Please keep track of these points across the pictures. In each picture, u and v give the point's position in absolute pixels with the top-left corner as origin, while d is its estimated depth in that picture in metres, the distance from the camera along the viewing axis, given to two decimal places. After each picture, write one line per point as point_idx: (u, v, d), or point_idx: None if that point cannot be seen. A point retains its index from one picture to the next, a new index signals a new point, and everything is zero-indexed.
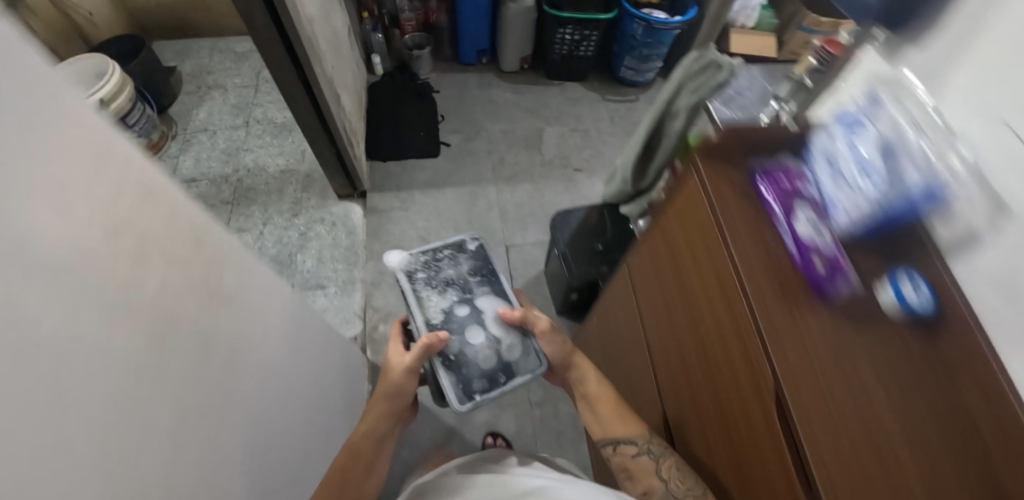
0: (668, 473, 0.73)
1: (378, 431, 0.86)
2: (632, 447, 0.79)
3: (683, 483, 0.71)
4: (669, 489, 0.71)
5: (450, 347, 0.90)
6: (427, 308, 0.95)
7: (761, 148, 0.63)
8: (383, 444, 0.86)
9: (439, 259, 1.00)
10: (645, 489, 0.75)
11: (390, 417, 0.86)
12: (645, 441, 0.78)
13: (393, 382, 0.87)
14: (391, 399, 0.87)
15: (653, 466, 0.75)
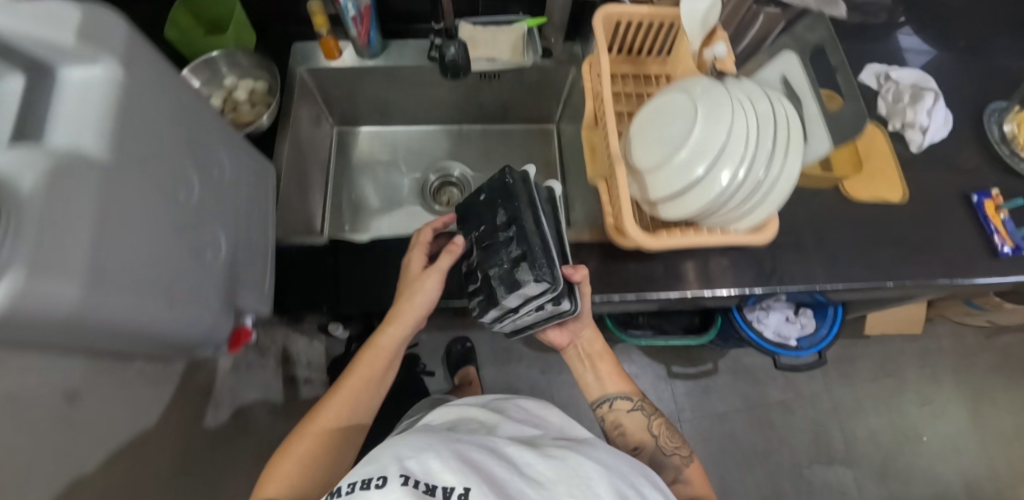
0: (660, 434, 0.82)
1: (339, 414, 0.67)
2: (626, 401, 0.84)
3: (676, 446, 0.81)
4: (656, 450, 0.80)
5: (514, 243, 0.60)
6: (492, 262, 0.61)
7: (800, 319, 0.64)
8: (352, 422, 0.68)
9: (507, 220, 0.61)
10: (638, 445, 0.81)
11: (406, 331, 0.69)
12: (638, 398, 0.84)
13: (423, 298, 0.68)
14: (398, 338, 0.70)
15: (649, 428, 0.82)
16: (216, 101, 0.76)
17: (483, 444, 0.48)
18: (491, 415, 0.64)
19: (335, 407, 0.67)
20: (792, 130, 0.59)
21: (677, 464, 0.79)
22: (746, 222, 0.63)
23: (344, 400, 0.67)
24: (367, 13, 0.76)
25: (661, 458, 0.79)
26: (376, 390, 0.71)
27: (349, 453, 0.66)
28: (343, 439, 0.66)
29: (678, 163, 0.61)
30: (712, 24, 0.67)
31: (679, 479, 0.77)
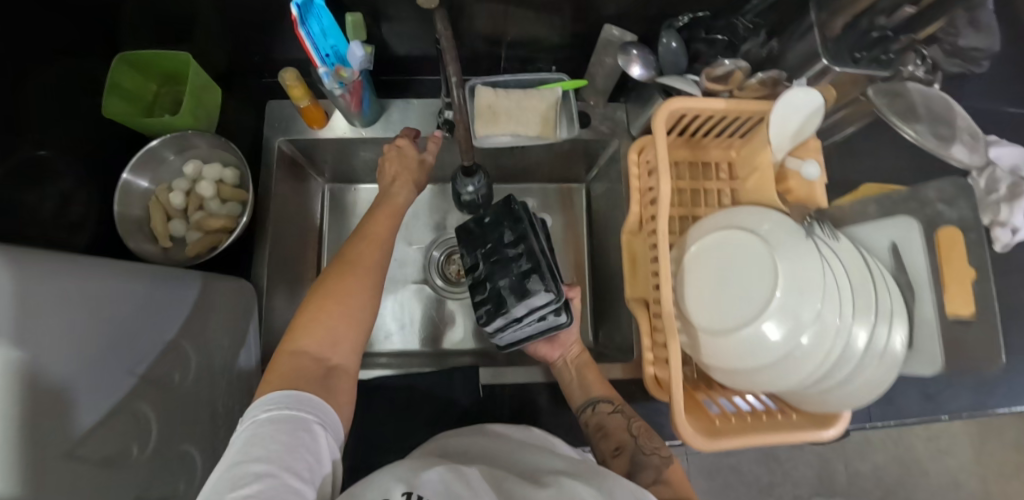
0: (641, 434, 0.56)
1: (315, 337, 0.43)
2: (607, 405, 0.58)
3: (657, 446, 0.54)
4: (637, 450, 0.54)
5: (524, 258, 0.58)
6: (500, 272, 0.58)
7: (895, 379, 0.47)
8: (327, 338, 0.43)
9: (516, 216, 0.60)
10: (619, 447, 0.54)
11: (377, 267, 0.49)
12: (621, 401, 0.58)
13: (384, 226, 0.53)
14: (377, 252, 0.50)
15: (627, 428, 0.56)
16: (177, 202, 0.60)
17: (486, 475, 0.41)
18: (490, 449, 0.49)
19: (312, 335, 0.43)
20: (896, 319, 0.46)
21: (658, 464, 0.52)
22: (832, 402, 0.49)
23: (320, 326, 0.43)
24: (361, 85, 0.59)
25: (640, 460, 0.53)
26: (354, 315, 0.45)
27: (348, 355, 0.44)
28: (328, 372, 0.42)
29: (749, 336, 0.50)
30: (806, 137, 0.54)
31: (660, 479, 0.50)
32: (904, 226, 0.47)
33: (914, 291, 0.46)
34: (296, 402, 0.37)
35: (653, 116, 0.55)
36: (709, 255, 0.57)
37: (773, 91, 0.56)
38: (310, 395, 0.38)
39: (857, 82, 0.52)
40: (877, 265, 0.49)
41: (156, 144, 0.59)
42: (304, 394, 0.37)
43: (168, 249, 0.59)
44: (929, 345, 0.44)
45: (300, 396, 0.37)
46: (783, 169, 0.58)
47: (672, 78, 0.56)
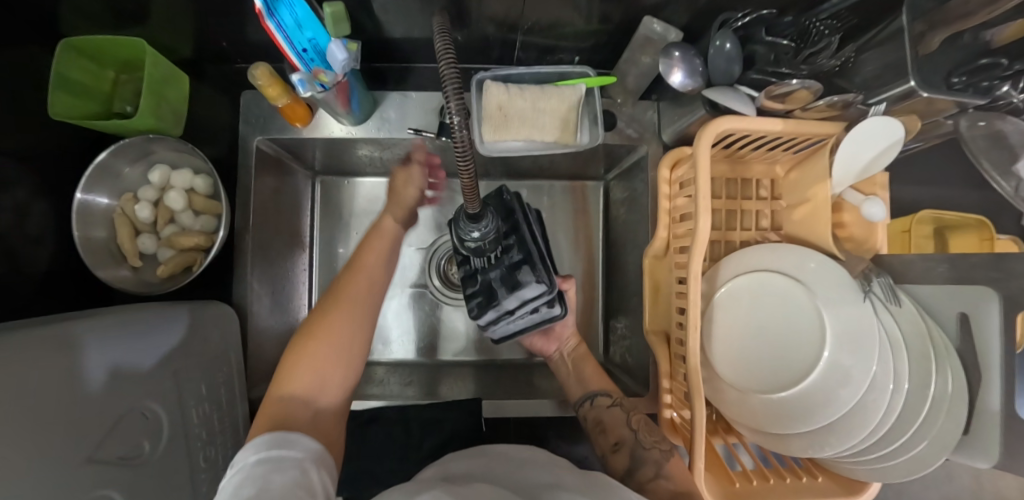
0: (641, 428, 0.52)
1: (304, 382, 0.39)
2: (605, 399, 0.56)
3: (657, 440, 0.51)
4: (637, 445, 0.51)
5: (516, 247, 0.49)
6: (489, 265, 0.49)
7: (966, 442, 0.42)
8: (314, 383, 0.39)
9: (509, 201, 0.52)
10: (617, 442, 0.51)
11: (369, 302, 0.46)
12: (618, 393, 0.56)
13: (375, 255, 0.49)
14: (366, 280, 0.46)
15: (625, 422, 0.53)
16: (144, 216, 0.55)
17: (494, 487, 0.35)
18: (495, 467, 0.41)
19: (295, 377, 0.39)
20: (956, 399, 0.42)
21: (658, 458, 0.49)
22: (871, 473, 0.45)
23: (309, 364, 0.40)
24: (348, 84, 0.51)
25: (642, 456, 0.49)
26: (346, 347, 0.42)
27: (334, 391, 0.41)
28: (315, 414, 0.38)
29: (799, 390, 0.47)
30: (873, 174, 0.48)
31: (662, 474, 0.47)
32: (982, 296, 0.41)
33: (981, 373, 0.41)
34: (281, 442, 0.31)
35: (697, 138, 0.48)
36: (742, 299, 0.52)
37: (843, 112, 0.47)
38: (295, 435, 0.33)
39: (943, 109, 0.42)
40: (940, 336, 0.44)
41: (110, 155, 0.51)
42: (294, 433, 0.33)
43: (139, 267, 0.55)
44: (990, 435, 0.40)
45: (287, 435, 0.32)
46: (839, 201, 0.52)
47: (720, 89, 0.47)
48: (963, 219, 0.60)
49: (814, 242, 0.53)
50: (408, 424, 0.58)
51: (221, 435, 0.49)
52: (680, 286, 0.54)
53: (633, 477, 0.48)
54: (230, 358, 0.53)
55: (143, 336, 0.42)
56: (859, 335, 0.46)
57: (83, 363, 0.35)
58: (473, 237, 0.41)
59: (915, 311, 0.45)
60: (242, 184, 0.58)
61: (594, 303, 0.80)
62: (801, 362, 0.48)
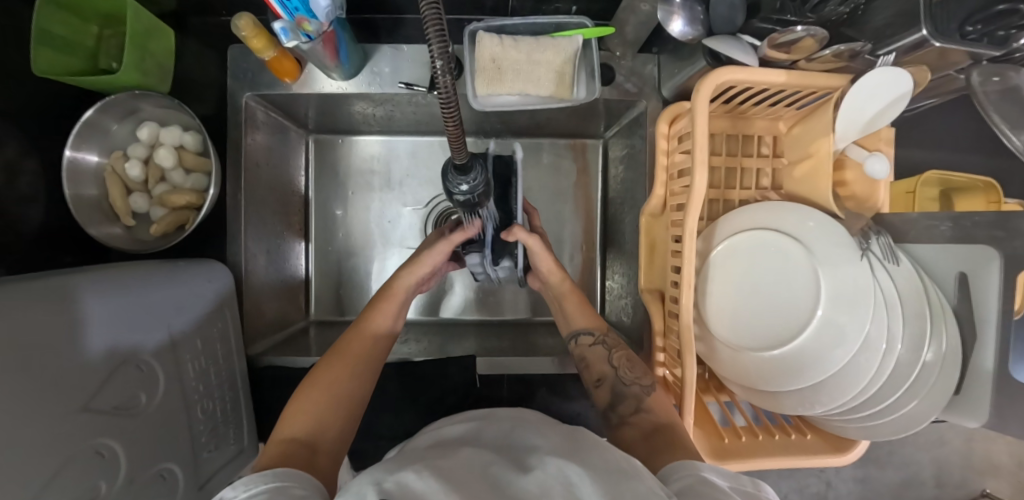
0: (621, 365, 0.53)
1: (319, 400, 0.42)
2: (587, 338, 0.57)
3: (638, 375, 0.51)
4: (619, 381, 0.51)
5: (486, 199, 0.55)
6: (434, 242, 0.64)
7: (963, 404, 0.42)
8: (326, 409, 0.41)
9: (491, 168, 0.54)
10: (599, 378, 0.53)
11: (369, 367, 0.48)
12: (603, 332, 0.57)
13: (383, 318, 0.54)
14: (372, 358, 0.49)
15: (607, 360, 0.54)
16: (135, 175, 0.54)
17: (479, 455, 0.35)
18: (492, 430, 0.42)
19: (298, 419, 0.40)
20: (948, 361, 0.42)
21: (638, 392, 0.49)
22: (858, 431, 0.46)
23: (316, 403, 0.42)
24: (333, 35, 0.49)
25: (621, 390, 0.50)
26: (362, 371, 0.47)
27: (333, 430, 0.41)
28: (315, 452, 0.38)
29: (785, 347, 0.47)
30: (877, 129, 0.46)
31: (642, 408, 0.47)
32: (983, 254, 0.40)
33: (977, 331, 0.41)
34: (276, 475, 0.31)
35: (695, 89, 0.46)
36: (737, 260, 0.51)
37: (850, 62, 0.44)
38: (293, 468, 0.33)
39: (957, 61, 0.41)
40: (936, 296, 0.43)
41: (97, 112, 0.50)
42: (291, 468, 0.33)
43: (132, 226, 0.55)
44: (981, 394, 0.40)
45: (283, 470, 0.32)
46: (842, 158, 0.51)
47: (720, 38, 0.45)
48: (970, 181, 0.58)
49: (814, 201, 0.51)
50: (404, 379, 0.60)
51: (219, 389, 0.50)
52: (676, 245, 0.53)
53: (614, 410, 0.49)
54: (226, 314, 0.54)
55: (137, 294, 0.43)
56: (854, 294, 0.46)
57: (72, 319, 0.35)
58: (461, 192, 0.40)
59: (913, 270, 0.44)
60: (232, 140, 0.57)
61: (591, 264, 0.80)
62: (794, 323, 0.48)
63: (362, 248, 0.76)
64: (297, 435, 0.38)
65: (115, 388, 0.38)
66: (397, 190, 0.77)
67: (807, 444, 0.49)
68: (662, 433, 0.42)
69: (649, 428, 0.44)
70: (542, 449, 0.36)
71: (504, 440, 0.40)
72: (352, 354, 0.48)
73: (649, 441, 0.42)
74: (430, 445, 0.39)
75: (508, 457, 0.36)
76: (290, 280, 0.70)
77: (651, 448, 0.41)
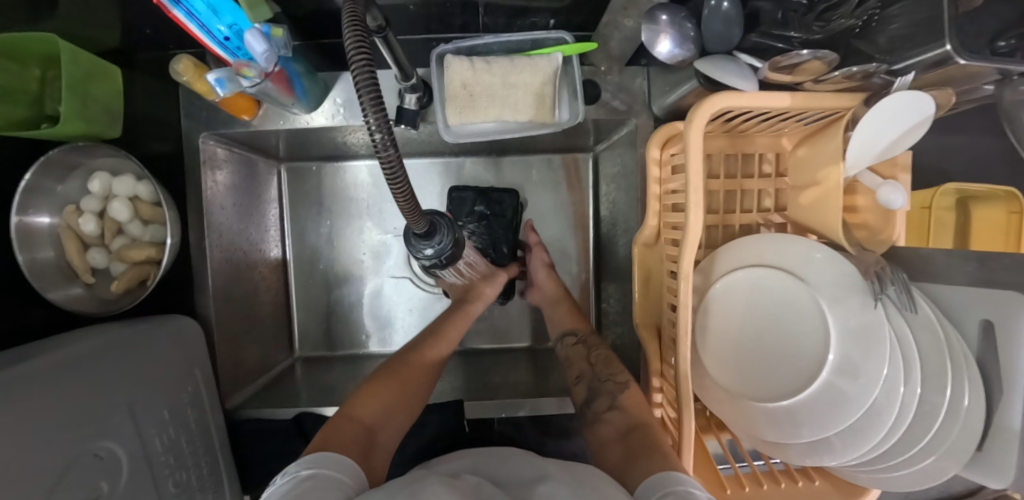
0: (600, 362, 0.53)
1: (386, 407, 0.43)
2: (572, 338, 0.59)
3: (614, 373, 0.51)
4: (595, 378, 0.52)
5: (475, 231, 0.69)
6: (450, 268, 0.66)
7: (988, 464, 0.38)
8: (388, 416, 0.43)
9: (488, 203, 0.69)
10: (579, 375, 0.54)
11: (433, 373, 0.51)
12: (585, 333, 0.59)
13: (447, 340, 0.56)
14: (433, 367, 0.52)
15: (587, 357, 0.55)
16: (90, 230, 0.51)
17: (479, 483, 0.33)
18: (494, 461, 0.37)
19: (369, 406, 0.43)
20: (972, 420, 0.38)
21: (612, 390, 0.49)
22: (873, 483, 0.43)
23: (386, 398, 0.44)
24: (281, 73, 0.44)
25: (595, 387, 0.50)
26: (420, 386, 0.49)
27: (389, 431, 0.42)
28: (370, 445, 0.39)
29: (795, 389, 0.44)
30: (894, 154, 0.41)
31: (616, 405, 0.47)
32: (1011, 303, 0.35)
33: (1004, 387, 0.37)
34: (330, 462, 0.33)
35: (687, 116, 0.40)
36: (739, 296, 0.47)
37: (863, 83, 0.40)
38: (341, 455, 0.34)
39: (983, 78, 0.36)
40: (960, 345, 0.39)
41: (34, 176, 0.46)
42: (341, 458, 0.34)
43: (93, 283, 0.52)
44: (1007, 454, 0.36)
45: (332, 456, 0.34)
46: (853, 182, 0.46)
47: (714, 60, 0.40)
48: (988, 190, 0.52)
49: (822, 231, 0.47)
50: None
51: (193, 457, 0.49)
52: (671, 281, 0.49)
53: (589, 407, 0.49)
54: (196, 375, 0.52)
55: (91, 374, 0.40)
56: (869, 340, 0.42)
57: (18, 420, 0.33)
58: (426, 255, 0.37)
59: (933, 316, 0.40)
60: (192, 185, 0.54)
61: (587, 283, 0.76)
62: (800, 366, 0.45)
63: (346, 277, 0.73)
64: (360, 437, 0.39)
65: (75, 481, 0.36)
66: (378, 215, 0.73)
67: (818, 497, 0.45)
68: (636, 434, 0.42)
69: (624, 427, 0.44)
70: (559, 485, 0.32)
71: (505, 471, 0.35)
72: (416, 373, 0.49)
73: (625, 442, 0.42)
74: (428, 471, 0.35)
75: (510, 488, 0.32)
76: (269, 318, 0.67)
77: (628, 450, 0.40)
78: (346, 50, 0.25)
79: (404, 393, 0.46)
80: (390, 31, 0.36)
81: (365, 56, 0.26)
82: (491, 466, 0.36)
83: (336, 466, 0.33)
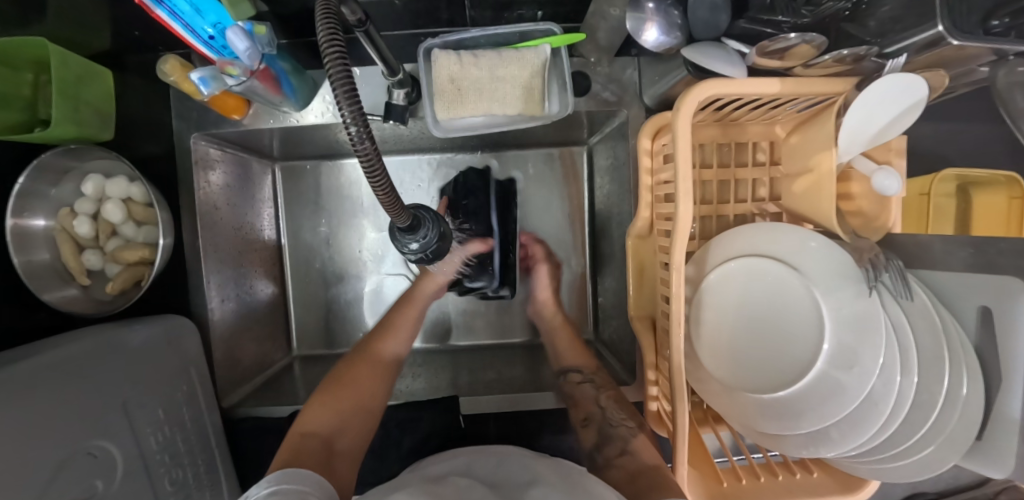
0: (610, 405, 0.52)
1: (336, 418, 0.44)
2: (577, 375, 0.58)
3: (625, 417, 0.50)
4: (607, 421, 0.51)
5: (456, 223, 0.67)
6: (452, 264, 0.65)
7: (990, 454, 0.37)
8: (341, 428, 0.44)
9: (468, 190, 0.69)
10: (586, 417, 0.52)
11: (385, 373, 0.53)
12: (592, 370, 0.58)
13: (399, 336, 0.58)
14: (385, 374, 0.53)
15: (595, 399, 0.54)
16: (84, 232, 0.51)
17: (471, 484, 0.34)
18: (484, 462, 0.39)
19: (324, 418, 0.44)
20: (971, 406, 0.37)
21: (625, 434, 0.48)
22: (871, 472, 0.42)
23: (340, 406, 0.46)
24: (268, 72, 0.44)
25: (608, 431, 0.49)
26: (374, 392, 0.50)
27: (350, 439, 0.44)
28: (331, 454, 0.40)
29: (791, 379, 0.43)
30: (887, 139, 0.41)
31: (628, 450, 0.46)
32: (1008, 288, 0.35)
33: (1004, 373, 0.36)
34: (292, 477, 0.33)
35: (676, 104, 0.40)
36: (733, 286, 0.47)
37: (855, 66, 0.39)
38: (304, 469, 0.35)
39: (977, 58, 0.35)
40: (957, 332, 0.38)
41: (28, 179, 0.47)
42: (304, 471, 0.34)
43: (89, 285, 0.52)
44: (1006, 443, 0.36)
45: (295, 471, 0.34)
46: (848, 169, 0.45)
47: (701, 47, 0.40)
48: (991, 176, 0.51)
49: (817, 220, 0.46)
50: (386, 424, 0.58)
51: (189, 454, 0.49)
52: (665, 273, 0.49)
53: (601, 452, 0.48)
54: (192, 375, 0.52)
55: (87, 373, 0.41)
56: (864, 328, 0.41)
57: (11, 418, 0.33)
58: (412, 250, 0.36)
59: (930, 303, 0.40)
60: (185, 186, 0.54)
61: (584, 277, 0.76)
62: (796, 357, 0.44)
63: (342, 275, 0.73)
64: (317, 449, 0.40)
65: (70, 478, 0.36)
66: (372, 214, 0.73)
67: (817, 490, 0.45)
68: (645, 476, 0.41)
69: (634, 469, 0.42)
70: (538, 483, 0.33)
71: (492, 471, 0.37)
72: (360, 368, 0.51)
73: (636, 483, 0.40)
74: (421, 476, 0.37)
75: (497, 489, 0.34)
76: (266, 317, 0.67)
77: (639, 488, 0.39)
78: (319, 44, 0.25)
79: (354, 401, 0.47)
80: (371, 26, 0.35)
81: (339, 52, 0.25)
82: (479, 465, 0.38)
83: (298, 478, 0.33)
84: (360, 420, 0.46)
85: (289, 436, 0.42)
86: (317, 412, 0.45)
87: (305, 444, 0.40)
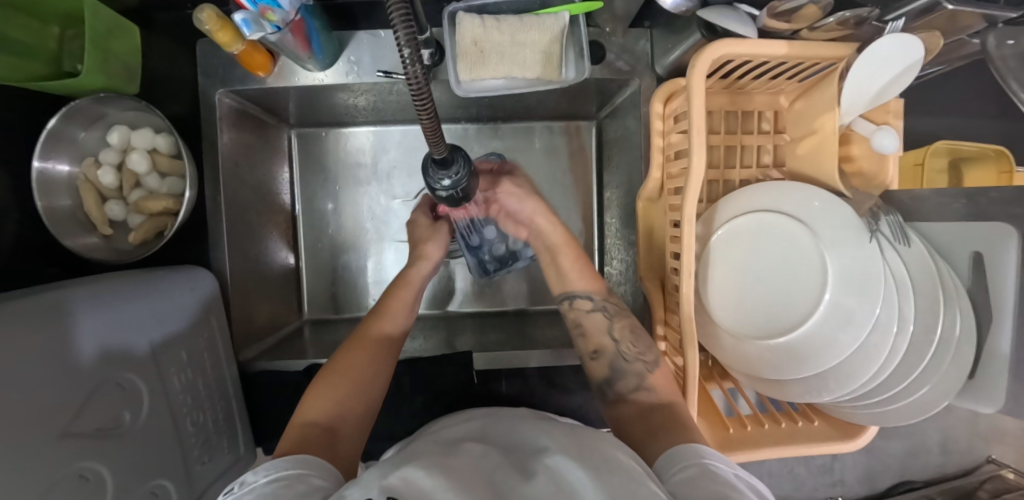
0: (623, 337, 0.49)
1: (341, 403, 0.40)
2: (586, 302, 0.52)
3: (641, 350, 0.47)
4: (618, 355, 0.48)
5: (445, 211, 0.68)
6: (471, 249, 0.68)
7: (983, 390, 0.40)
8: (347, 411, 0.40)
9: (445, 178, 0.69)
10: (597, 349, 0.50)
11: (390, 345, 0.48)
12: (603, 296, 0.52)
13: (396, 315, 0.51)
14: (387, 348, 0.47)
15: (607, 329, 0.50)
16: (109, 181, 0.52)
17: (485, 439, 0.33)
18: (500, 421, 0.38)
19: (326, 403, 0.40)
20: (963, 346, 0.40)
21: (641, 370, 0.46)
22: (868, 418, 0.45)
23: (343, 390, 0.41)
24: (301, 25, 0.45)
25: (620, 366, 0.47)
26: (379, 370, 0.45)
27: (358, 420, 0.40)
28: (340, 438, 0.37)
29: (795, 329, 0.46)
30: (885, 101, 0.44)
31: (643, 385, 0.45)
32: (999, 233, 0.37)
33: (993, 314, 0.39)
34: (299, 463, 0.31)
35: (691, 64, 0.42)
36: (740, 243, 0.49)
37: (855, 31, 0.42)
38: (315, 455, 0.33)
39: (969, 24, 0.39)
40: (951, 278, 0.41)
41: (59, 122, 0.48)
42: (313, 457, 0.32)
43: (111, 235, 0.53)
44: (997, 376, 0.38)
45: (302, 458, 0.32)
46: (848, 132, 0.48)
47: (716, 9, 0.42)
48: (980, 151, 0.55)
49: (821, 180, 0.49)
50: (400, 380, 0.59)
51: (209, 400, 0.50)
52: (675, 230, 0.51)
53: (611, 386, 0.47)
54: (212, 324, 0.53)
55: (119, 311, 0.41)
56: (864, 278, 0.44)
57: (53, 343, 0.34)
58: (443, 187, 0.38)
59: (926, 250, 0.43)
60: (208, 142, 0.55)
61: (589, 248, 0.78)
62: (800, 308, 0.47)
63: (353, 242, 0.74)
64: (324, 435, 0.36)
65: (105, 408, 0.37)
66: (385, 181, 0.74)
67: (819, 435, 0.47)
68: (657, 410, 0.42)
69: (648, 406, 0.43)
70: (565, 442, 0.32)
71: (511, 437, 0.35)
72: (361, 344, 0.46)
73: (644, 421, 0.42)
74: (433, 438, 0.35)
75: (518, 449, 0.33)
76: (279, 279, 0.68)
77: (651, 426, 0.40)
78: None
79: (360, 381, 0.43)
80: None
81: None
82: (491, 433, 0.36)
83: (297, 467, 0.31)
84: (369, 398, 0.42)
85: (294, 424, 0.38)
86: (320, 395, 0.40)
87: (311, 433, 0.36)
